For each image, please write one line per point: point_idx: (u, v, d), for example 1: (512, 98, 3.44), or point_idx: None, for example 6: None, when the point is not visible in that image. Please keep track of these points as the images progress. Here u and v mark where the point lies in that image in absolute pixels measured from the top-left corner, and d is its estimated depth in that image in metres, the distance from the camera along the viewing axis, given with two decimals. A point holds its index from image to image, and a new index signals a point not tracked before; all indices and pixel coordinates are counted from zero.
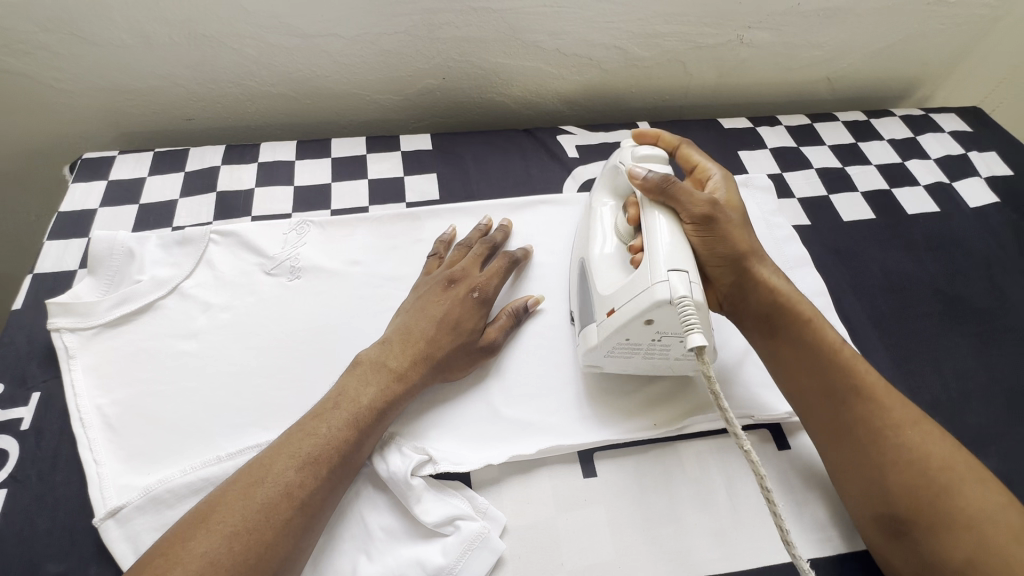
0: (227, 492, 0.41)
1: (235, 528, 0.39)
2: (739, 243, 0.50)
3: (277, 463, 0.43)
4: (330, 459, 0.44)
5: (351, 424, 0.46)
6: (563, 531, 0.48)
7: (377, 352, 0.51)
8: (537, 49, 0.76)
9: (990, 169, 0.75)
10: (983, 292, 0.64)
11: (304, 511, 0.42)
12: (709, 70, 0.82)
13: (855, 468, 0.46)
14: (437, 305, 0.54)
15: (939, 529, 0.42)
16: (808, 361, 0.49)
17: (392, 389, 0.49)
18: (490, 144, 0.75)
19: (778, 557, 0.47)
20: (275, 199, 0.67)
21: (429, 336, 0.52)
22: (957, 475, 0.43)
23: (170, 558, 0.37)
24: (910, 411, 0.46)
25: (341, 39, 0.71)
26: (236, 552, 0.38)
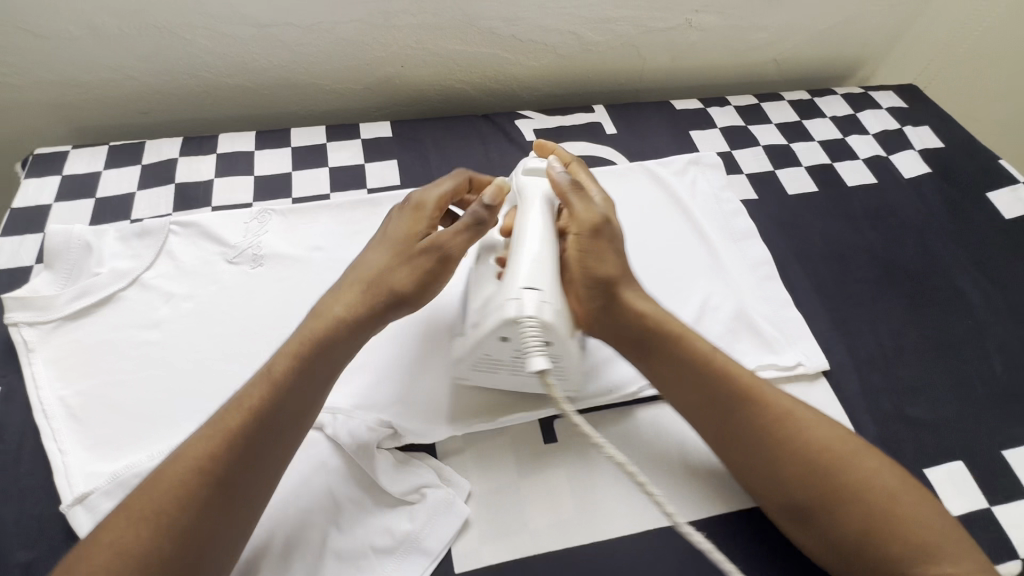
0: (147, 479, 0.41)
1: (142, 514, 0.39)
2: (609, 266, 0.51)
3: (190, 446, 0.42)
4: (241, 434, 0.42)
5: (272, 387, 0.44)
6: (525, 494, 0.50)
7: (328, 301, 0.49)
8: (493, 35, 0.77)
9: (923, 142, 0.79)
10: (916, 256, 0.68)
11: (217, 488, 0.40)
12: (661, 54, 0.84)
13: (750, 465, 0.48)
14: (392, 236, 0.52)
15: (834, 509, 0.44)
16: (687, 375, 0.50)
17: (332, 337, 0.47)
18: (450, 130, 0.76)
19: (727, 508, 0.51)
20: (235, 190, 0.68)
21: (379, 271, 0.50)
22: (839, 454, 0.45)
23: (87, 547, 0.38)
24: (783, 401, 0.49)
25: (296, 28, 0.72)
26: (145, 537, 0.38)
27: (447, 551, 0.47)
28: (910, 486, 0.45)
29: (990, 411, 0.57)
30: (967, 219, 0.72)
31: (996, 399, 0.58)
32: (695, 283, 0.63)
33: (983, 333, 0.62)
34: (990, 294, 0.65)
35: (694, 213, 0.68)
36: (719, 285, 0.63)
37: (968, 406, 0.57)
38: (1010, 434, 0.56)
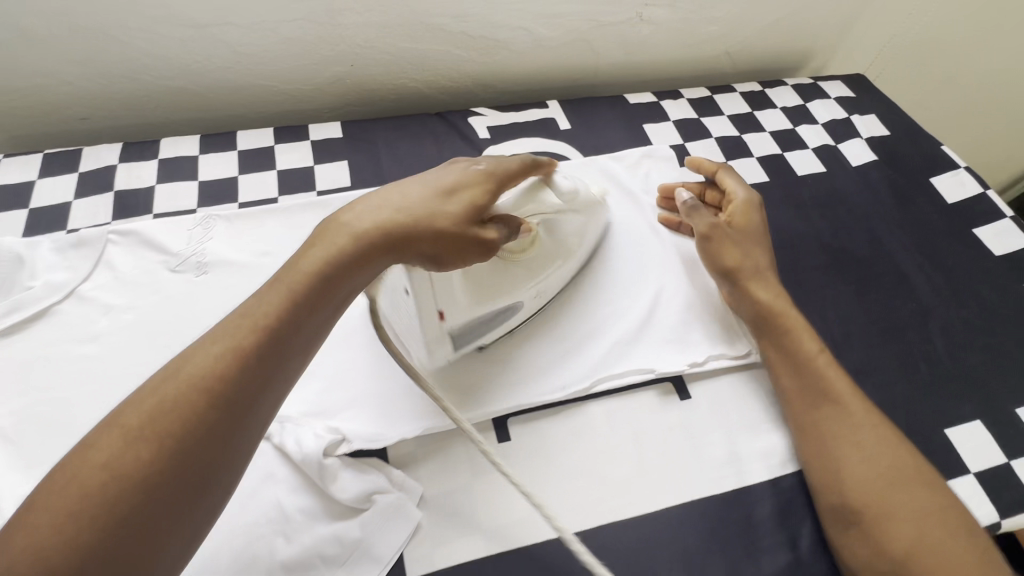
0: (140, 396, 0.35)
1: (142, 432, 0.33)
2: (729, 259, 0.61)
3: (194, 361, 0.36)
4: (254, 349, 0.38)
5: (292, 302, 0.40)
6: (478, 494, 0.50)
7: (352, 221, 0.44)
8: (443, 32, 0.76)
9: (870, 131, 0.81)
10: (863, 243, 0.70)
11: (227, 403, 0.36)
12: (614, 48, 0.84)
13: (822, 459, 0.51)
14: (426, 175, 0.49)
15: (882, 522, 0.47)
16: (791, 367, 0.55)
17: (359, 265, 0.43)
18: (402, 129, 0.75)
19: (680, 498, 0.51)
20: (179, 195, 0.66)
21: (412, 203, 0.45)
22: (902, 474, 0.49)
23: (67, 474, 0.32)
24: (871, 417, 0.52)
25: (239, 28, 0.69)
26: (146, 460, 0.33)
27: (399, 556, 0.47)
28: (966, 525, 0.47)
29: (935, 390, 0.59)
30: (911, 205, 0.74)
31: (940, 379, 0.60)
32: (647, 276, 0.64)
33: (927, 315, 0.64)
34: (933, 277, 0.67)
35: (646, 208, 0.70)
36: (672, 277, 0.64)
37: (913, 387, 0.59)
38: (953, 412, 0.58)
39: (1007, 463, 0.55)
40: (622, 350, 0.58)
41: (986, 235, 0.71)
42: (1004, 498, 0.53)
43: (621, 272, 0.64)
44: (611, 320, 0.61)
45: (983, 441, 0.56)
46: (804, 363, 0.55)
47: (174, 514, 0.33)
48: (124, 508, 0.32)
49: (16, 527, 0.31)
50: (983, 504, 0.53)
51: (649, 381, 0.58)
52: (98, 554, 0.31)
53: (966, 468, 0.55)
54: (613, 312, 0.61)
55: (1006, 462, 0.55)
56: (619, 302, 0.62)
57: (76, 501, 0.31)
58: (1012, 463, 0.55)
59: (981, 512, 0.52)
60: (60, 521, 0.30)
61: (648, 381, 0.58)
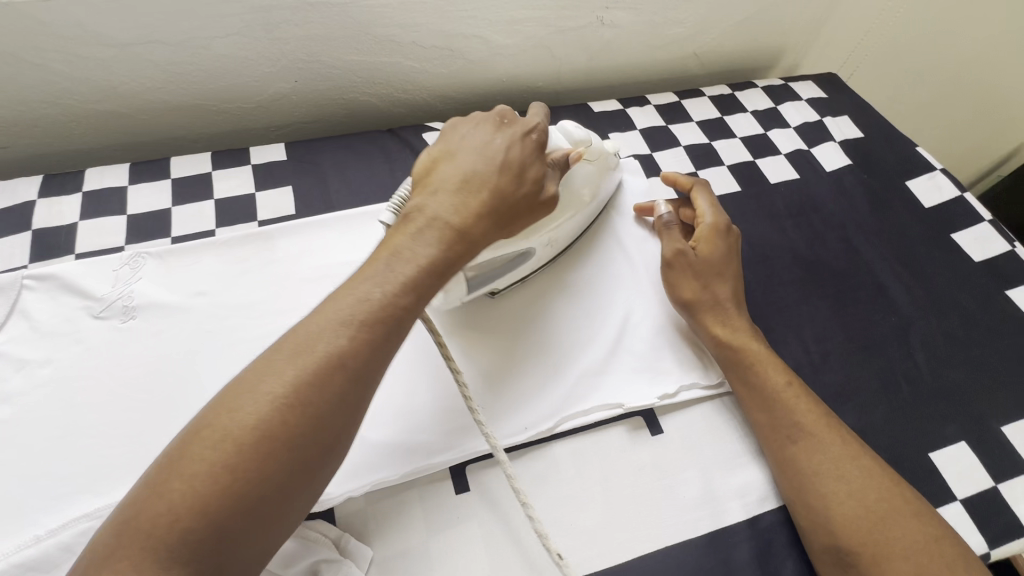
0: (272, 359, 0.35)
1: (286, 404, 0.34)
2: (684, 292, 0.57)
3: (324, 331, 0.36)
4: (378, 326, 0.38)
5: (409, 283, 0.40)
6: (434, 553, 0.46)
7: (438, 203, 0.44)
8: (393, 44, 0.71)
9: (842, 134, 0.78)
10: (839, 253, 0.67)
11: (354, 382, 0.36)
12: (576, 53, 0.80)
13: (805, 498, 0.48)
14: (492, 141, 0.48)
15: (879, 561, 0.43)
16: (759, 401, 0.52)
17: (458, 246, 0.43)
18: (351, 149, 0.71)
19: (654, 544, 0.48)
20: (105, 232, 0.61)
21: (493, 178, 0.45)
22: (893, 506, 0.45)
23: (216, 428, 0.33)
24: (850, 447, 0.49)
25: (165, 47, 0.63)
26: (286, 429, 0.33)
27: None
28: (964, 559, 0.43)
29: (917, 411, 0.56)
30: (887, 211, 0.71)
31: (923, 399, 0.57)
32: (612, 300, 0.60)
33: (907, 329, 0.61)
34: (912, 288, 0.65)
35: (612, 224, 0.65)
36: (639, 300, 0.60)
37: (895, 409, 0.56)
38: (937, 434, 0.55)
39: (994, 487, 0.52)
40: (586, 384, 0.54)
41: (964, 240, 0.69)
42: (992, 526, 0.50)
43: (585, 296, 0.60)
44: (576, 349, 0.57)
45: (968, 464, 0.53)
46: (772, 396, 0.52)
47: (303, 481, 0.34)
48: (269, 472, 0.33)
49: (165, 478, 0.32)
50: (971, 534, 0.50)
51: (616, 417, 0.54)
52: (244, 509, 0.32)
53: (953, 495, 0.52)
54: (577, 342, 0.57)
55: (993, 486, 0.52)
56: (584, 330, 0.58)
57: (230, 458, 0.32)
58: (999, 487, 0.52)
59: (970, 543, 0.49)
60: (213, 476, 0.31)
61: (615, 416, 0.54)
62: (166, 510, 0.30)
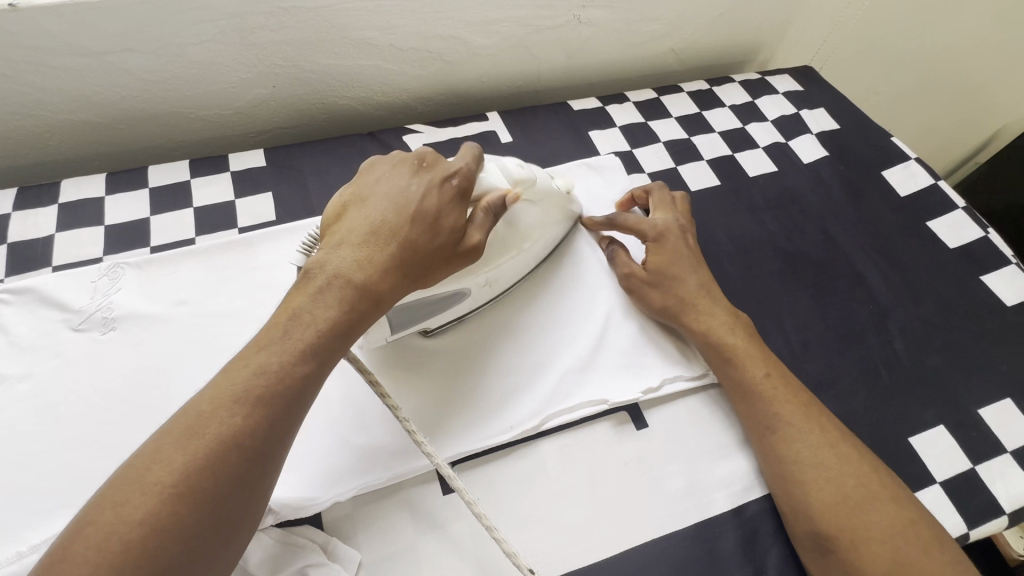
0: (161, 445, 0.35)
1: (176, 490, 0.34)
2: (659, 302, 0.58)
3: (216, 409, 0.37)
4: (277, 396, 0.38)
5: (307, 351, 0.41)
6: (422, 554, 0.46)
7: (340, 260, 0.44)
8: (370, 46, 0.71)
9: (819, 126, 0.79)
10: (818, 244, 0.68)
11: (253, 460, 0.37)
12: (555, 52, 0.81)
13: (788, 487, 0.48)
14: (408, 188, 0.48)
15: (860, 546, 0.44)
16: (743, 396, 0.53)
17: (361, 306, 0.44)
18: (331, 154, 0.71)
19: (640, 538, 0.48)
20: (83, 243, 0.60)
21: (401, 229, 0.46)
22: (871, 491, 0.46)
23: (97, 527, 0.32)
24: (829, 435, 0.49)
25: (139, 55, 0.63)
26: (178, 514, 0.33)
27: None
28: (940, 540, 0.44)
29: (896, 397, 0.57)
30: (864, 201, 0.72)
31: (901, 384, 0.58)
32: (594, 298, 0.61)
33: (885, 317, 0.62)
34: (889, 276, 0.66)
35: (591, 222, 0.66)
36: (619, 297, 0.61)
37: (874, 395, 0.57)
38: (915, 418, 0.56)
39: (972, 469, 0.53)
40: (570, 381, 0.55)
41: (939, 227, 0.70)
42: (971, 507, 0.51)
43: (563, 297, 0.60)
44: (556, 350, 0.57)
45: (947, 448, 0.54)
46: (752, 390, 0.52)
47: (202, 568, 0.34)
48: (160, 563, 0.32)
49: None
50: (950, 515, 0.51)
51: (601, 413, 0.54)
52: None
53: (933, 478, 0.53)
54: (560, 341, 0.58)
55: (971, 468, 0.53)
56: (567, 330, 0.58)
57: (113, 559, 0.31)
58: (977, 468, 0.53)
59: (949, 524, 0.50)
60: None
61: (601, 412, 0.54)
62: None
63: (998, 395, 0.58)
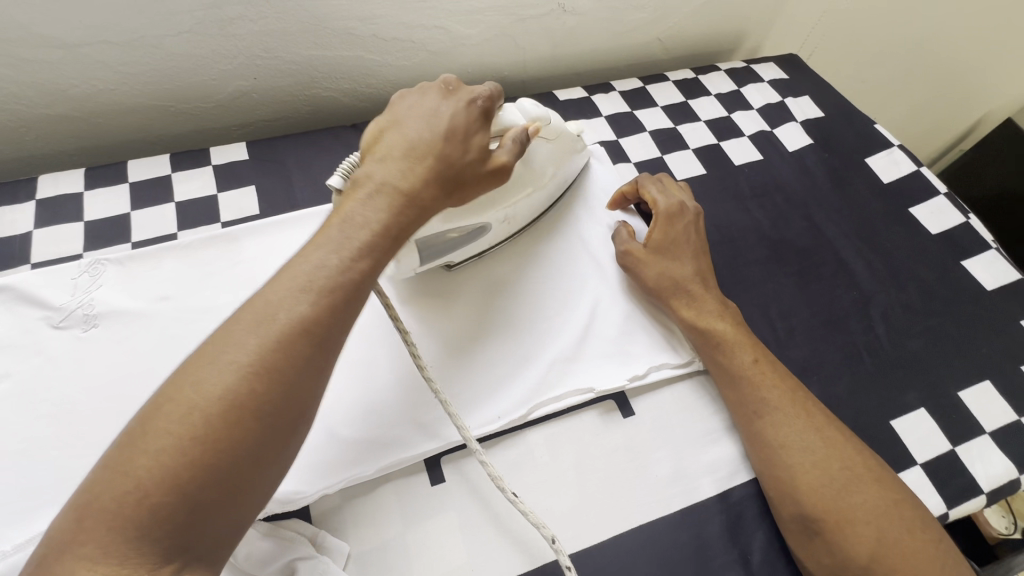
0: (231, 330, 0.35)
1: (250, 373, 0.34)
2: (653, 280, 0.58)
3: (284, 298, 0.36)
4: (340, 289, 0.38)
5: (364, 247, 0.40)
6: (410, 544, 0.47)
7: (385, 170, 0.44)
8: (353, 37, 0.70)
9: (804, 114, 0.80)
10: (802, 232, 0.68)
11: (319, 347, 0.36)
12: (540, 41, 0.80)
13: (774, 470, 0.49)
14: (443, 108, 0.48)
15: (845, 528, 0.45)
16: (728, 379, 0.54)
17: (411, 210, 0.43)
18: (315, 146, 0.70)
19: (628, 523, 0.49)
20: (62, 240, 0.59)
21: (439, 145, 0.45)
22: (856, 473, 0.47)
23: (176, 404, 0.33)
24: (815, 419, 0.50)
25: (115, 47, 0.61)
26: (253, 395, 0.33)
27: None
28: (921, 521, 0.45)
29: (879, 381, 0.58)
30: (848, 188, 0.73)
31: (884, 368, 0.59)
32: (582, 287, 0.61)
33: (869, 303, 0.63)
34: (872, 263, 0.66)
35: (578, 207, 0.67)
36: (608, 287, 0.61)
37: (858, 379, 0.58)
38: (897, 402, 0.57)
39: (952, 451, 0.54)
40: (559, 368, 0.55)
41: (921, 214, 0.71)
42: (950, 487, 0.52)
43: (560, 280, 0.61)
44: (549, 336, 0.57)
45: (928, 430, 0.55)
46: (738, 374, 0.53)
47: (274, 448, 0.35)
48: (237, 439, 0.33)
49: (128, 454, 0.31)
50: (931, 496, 0.52)
51: (588, 401, 0.55)
52: (215, 479, 0.32)
53: (913, 459, 0.54)
54: (549, 329, 0.58)
55: (951, 449, 0.54)
56: (555, 318, 0.59)
57: (196, 431, 0.32)
58: (957, 450, 0.54)
59: (929, 504, 0.51)
60: (178, 449, 0.31)
61: (588, 401, 0.55)
62: (132, 486, 0.30)
63: (978, 377, 0.59)
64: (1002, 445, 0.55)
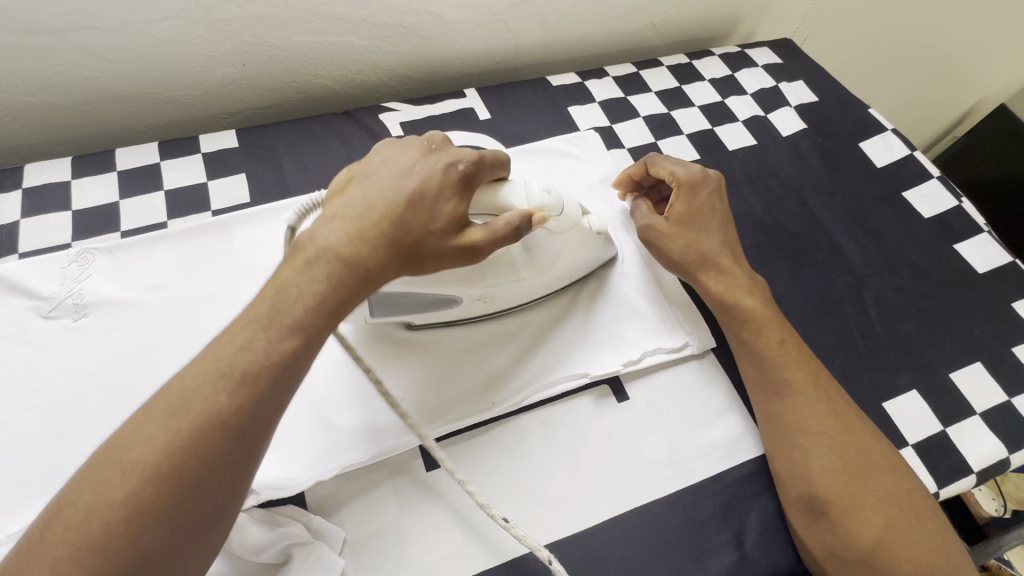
0: (146, 419, 0.35)
1: (157, 470, 0.33)
2: (678, 253, 0.57)
3: (201, 385, 0.36)
4: (262, 375, 0.37)
5: (295, 327, 0.39)
6: (406, 529, 0.47)
7: (328, 234, 0.42)
8: (342, 21, 0.69)
9: (798, 99, 0.80)
10: (796, 217, 0.68)
11: (237, 439, 0.36)
12: (532, 26, 0.79)
13: (787, 451, 0.49)
14: (411, 167, 0.46)
15: (852, 512, 0.45)
16: (750, 356, 0.54)
17: (349, 282, 0.42)
18: (306, 133, 0.69)
19: (622, 506, 0.49)
20: (51, 229, 0.58)
21: (394, 211, 0.44)
22: (869, 460, 0.47)
23: (80, 503, 0.32)
24: (835, 406, 0.50)
25: (100, 32, 0.60)
26: (159, 495, 0.33)
27: None
28: (929, 511, 0.46)
29: (871, 364, 0.58)
30: (842, 173, 0.73)
31: (876, 351, 0.59)
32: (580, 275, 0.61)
33: (862, 286, 0.63)
34: (865, 246, 0.66)
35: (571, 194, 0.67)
36: (612, 276, 0.61)
37: (850, 362, 0.58)
38: (890, 384, 0.57)
39: (943, 431, 0.55)
40: (553, 355, 0.55)
41: (914, 197, 0.71)
42: (941, 467, 0.53)
43: (544, 292, 0.59)
44: (537, 336, 0.57)
45: (919, 411, 0.56)
46: (761, 354, 0.53)
47: (187, 543, 0.34)
48: (142, 542, 0.32)
49: (30, 555, 0.31)
50: (922, 476, 0.52)
51: (582, 387, 0.55)
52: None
53: (905, 440, 0.54)
54: (545, 319, 0.58)
55: (942, 430, 0.55)
56: (550, 307, 0.59)
57: (96, 534, 0.32)
58: (947, 430, 0.55)
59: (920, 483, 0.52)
60: (76, 555, 0.31)
61: (582, 386, 0.55)
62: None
63: (969, 359, 0.59)
64: (992, 425, 0.56)
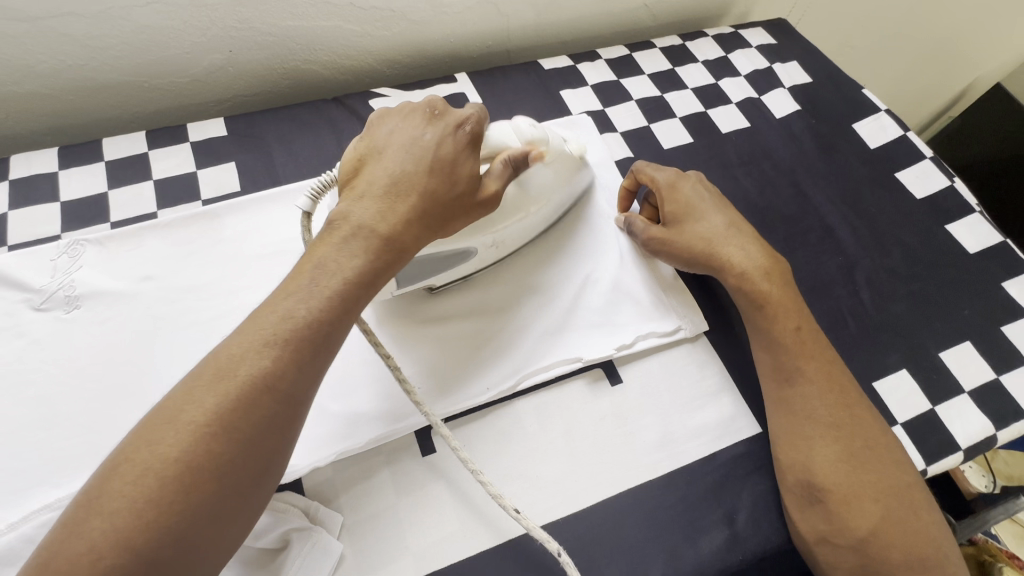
0: (195, 385, 0.36)
1: (211, 431, 0.34)
2: (689, 242, 0.57)
3: (247, 351, 0.37)
4: (304, 343, 0.38)
5: (333, 298, 0.40)
6: (403, 511, 0.47)
7: (360, 211, 0.43)
8: (330, 5, 0.68)
9: (792, 80, 0.79)
10: (789, 200, 0.68)
11: (284, 406, 0.37)
12: (524, 9, 0.78)
13: (791, 441, 0.50)
14: (425, 136, 0.47)
15: (850, 501, 0.46)
16: (765, 343, 0.54)
17: (385, 254, 0.43)
18: (295, 120, 0.68)
19: (615, 488, 0.50)
20: (39, 221, 0.58)
21: (422, 180, 0.45)
22: (874, 452, 0.48)
23: (136, 463, 0.33)
24: (845, 397, 0.50)
25: (82, 19, 0.59)
26: (211, 457, 0.34)
27: None
28: (925, 504, 0.47)
29: (862, 344, 0.59)
30: (835, 155, 0.73)
31: (868, 332, 0.60)
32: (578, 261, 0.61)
33: (853, 268, 0.64)
34: (858, 228, 0.67)
35: None
36: (611, 262, 0.61)
37: (841, 343, 0.59)
38: (879, 364, 0.58)
39: (931, 409, 0.56)
40: (550, 341, 0.56)
41: (907, 178, 0.71)
42: (929, 445, 0.54)
43: (541, 276, 0.59)
44: (530, 323, 0.57)
45: (908, 390, 0.56)
46: (776, 341, 0.53)
47: (236, 504, 0.35)
48: (196, 499, 0.33)
49: (87, 513, 0.31)
50: (910, 453, 0.53)
51: (576, 372, 0.55)
52: (171, 541, 0.32)
53: (894, 419, 0.55)
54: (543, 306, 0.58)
55: (930, 409, 0.56)
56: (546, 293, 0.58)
57: (155, 489, 0.32)
58: (936, 409, 0.56)
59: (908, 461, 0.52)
60: (135, 510, 0.31)
61: (575, 371, 0.55)
62: (87, 547, 0.30)
63: (959, 339, 0.60)
64: (980, 403, 0.56)
